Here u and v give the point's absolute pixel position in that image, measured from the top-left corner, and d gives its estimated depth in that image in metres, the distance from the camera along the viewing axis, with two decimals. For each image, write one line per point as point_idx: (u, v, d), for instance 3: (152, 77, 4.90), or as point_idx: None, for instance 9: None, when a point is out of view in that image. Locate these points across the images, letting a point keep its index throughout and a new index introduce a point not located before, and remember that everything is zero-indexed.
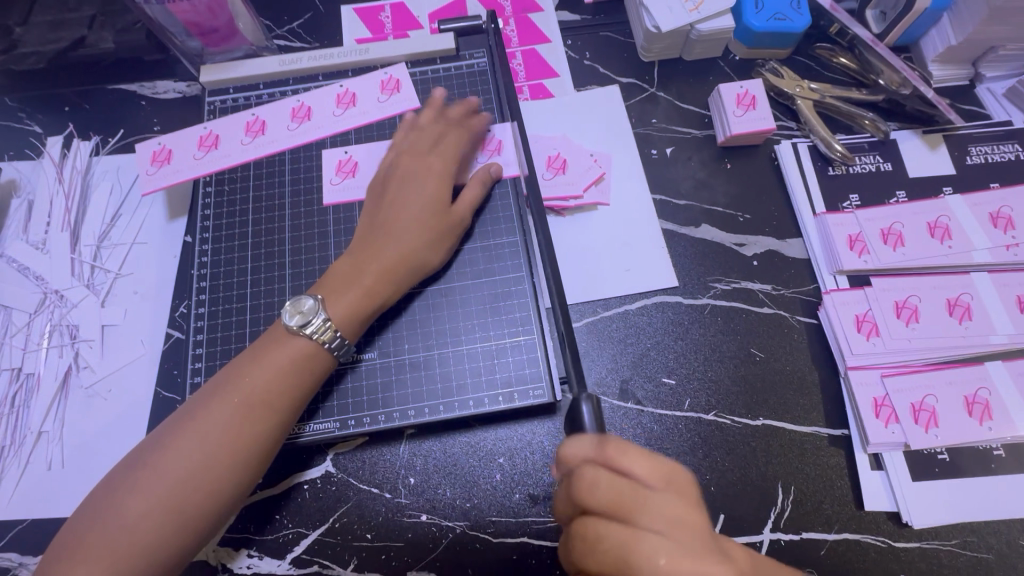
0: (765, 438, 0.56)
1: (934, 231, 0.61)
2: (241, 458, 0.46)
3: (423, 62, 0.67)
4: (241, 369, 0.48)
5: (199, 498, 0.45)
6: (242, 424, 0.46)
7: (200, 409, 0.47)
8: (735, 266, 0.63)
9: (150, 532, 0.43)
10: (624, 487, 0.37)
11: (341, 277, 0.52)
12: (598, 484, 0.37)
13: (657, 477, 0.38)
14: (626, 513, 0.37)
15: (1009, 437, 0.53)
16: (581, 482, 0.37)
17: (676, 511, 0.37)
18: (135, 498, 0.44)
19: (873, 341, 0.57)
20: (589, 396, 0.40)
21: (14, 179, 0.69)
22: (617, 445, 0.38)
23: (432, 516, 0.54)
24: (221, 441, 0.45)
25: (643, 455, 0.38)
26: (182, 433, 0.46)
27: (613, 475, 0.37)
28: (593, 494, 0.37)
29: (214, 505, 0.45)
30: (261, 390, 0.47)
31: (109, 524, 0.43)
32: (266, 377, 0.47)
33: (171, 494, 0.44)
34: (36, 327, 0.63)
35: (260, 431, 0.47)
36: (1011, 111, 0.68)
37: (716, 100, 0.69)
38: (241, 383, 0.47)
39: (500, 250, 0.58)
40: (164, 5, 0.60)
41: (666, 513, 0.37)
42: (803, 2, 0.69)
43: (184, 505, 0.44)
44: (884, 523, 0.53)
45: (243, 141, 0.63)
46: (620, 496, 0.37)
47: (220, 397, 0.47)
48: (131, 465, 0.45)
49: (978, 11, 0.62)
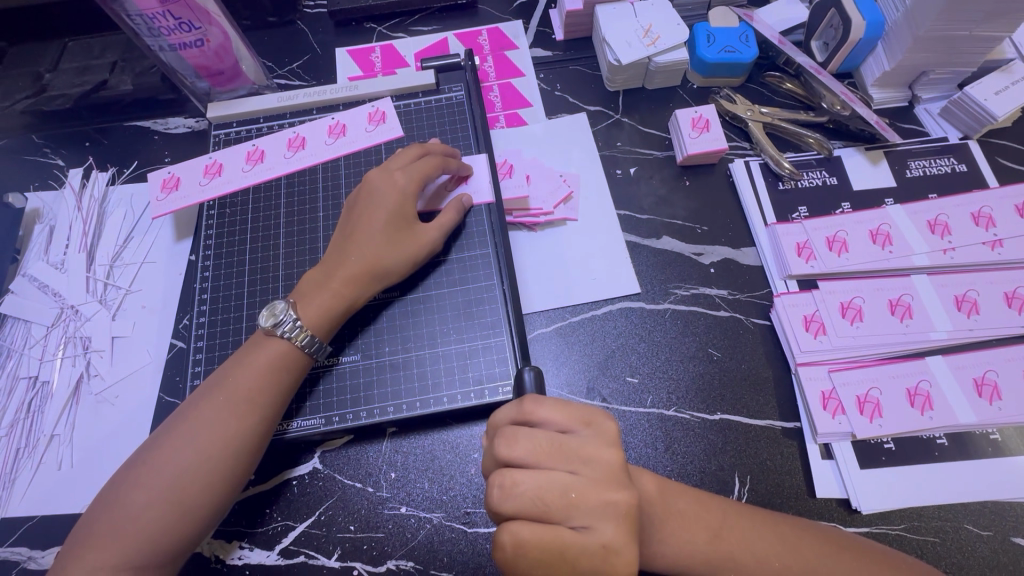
0: (723, 433, 0.60)
1: (875, 237, 0.66)
2: (233, 451, 0.51)
3: (406, 96, 0.75)
4: (228, 372, 0.53)
5: (194, 489, 0.49)
6: (232, 419, 0.51)
7: (193, 411, 0.52)
8: (694, 274, 0.68)
9: (153, 523, 0.48)
10: (542, 435, 0.41)
11: (313, 283, 0.58)
12: (517, 439, 0.42)
13: (573, 423, 0.42)
14: (543, 460, 0.41)
15: (949, 425, 0.57)
16: (503, 437, 0.42)
17: (588, 451, 0.41)
18: (139, 493, 0.48)
19: (820, 339, 0.61)
20: (533, 366, 0.50)
21: (37, 207, 0.76)
22: (535, 404, 0.43)
23: (411, 507, 0.58)
24: (212, 436, 0.50)
25: (557, 409, 0.43)
26: (178, 431, 0.51)
27: (530, 429, 0.42)
28: (514, 448, 0.41)
29: (210, 496, 0.50)
30: (246, 388, 0.52)
31: (116, 518, 0.48)
32: (251, 376, 0.53)
33: (171, 486, 0.49)
34: (53, 339, 0.68)
35: (249, 425, 0.51)
36: (947, 128, 0.74)
37: (674, 125, 0.75)
38: (229, 382, 0.53)
39: (474, 261, 0.64)
40: (177, 52, 0.68)
41: (579, 455, 0.41)
42: (749, 36, 0.76)
43: (183, 496, 0.49)
44: (836, 509, 0.56)
45: (243, 169, 0.70)
46: (538, 445, 0.41)
47: (211, 397, 0.52)
48: (135, 463, 0.50)
49: (905, 40, 0.69)
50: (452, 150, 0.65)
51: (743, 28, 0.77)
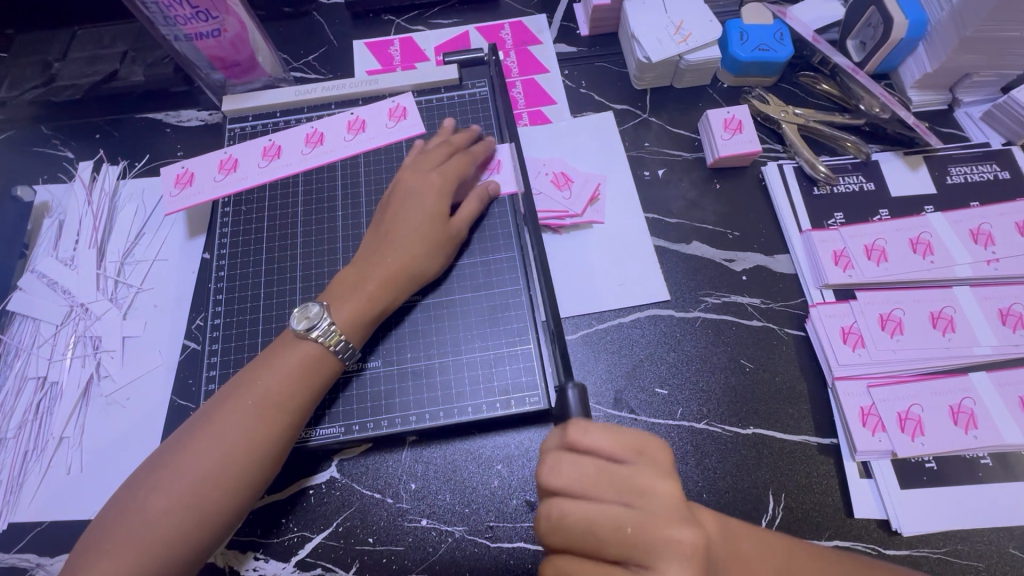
0: (756, 447, 0.57)
1: (915, 247, 0.63)
2: (257, 457, 0.48)
3: (428, 92, 0.72)
4: (254, 373, 0.51)
5: (215, 495, 0.47)
6: (257, 424, 0.49)
7: (217, 412, 0.49)
8: (725, 281, 0.66)
9: (171, 528, 0.46)
10: (588, 464, 0.40)
11: (346, 284, 0.55)
12: (563, 467, 0.40)
13: (625, 450, 0.40)
14: (589, 489, 0.40)
15: (995, 445, 0.55)
16: (549, 465, 0.41)
17: (642, 482, 0.39)
18: (157, 496, 0.46)
19: (858, 351, 0.59)
20: (575, 382, 0.43)
21: (46, 201, 0.74)
22: (582, 426, 0.41)
23: (432, 520, 0.56)
24: (237, 441, 0.48)
25: (607, 432, 0.41)
26: (202, 433, 0.49)
27: (578, 456, 0.40)
28: (559, 477, 0.40)
29: (230, 502, 0.48)
30: (275, 393, 0.50)
31: (133, 521, 0.46)
32: (278, 380, 0.50)
33: (190, 490, 0.46)
34: (62, 338, 0.66)
35: (274, 430, 0.49)
36: (989, 133, 0.71)
37: (705, 125, 0.72)
38: (256, 385, 0.50)
39: (499, 265, 0.62)
40: (192, 41, 0.65)
41: (631, 486, 0.39)
42: (785, 34, 0.73)
43: (202, 502, 0.47)
44: (875, 530, 0.54)
45: (259, 165, 0.68)
46: (585, 475, 0.40)
47: (236, 398, 0.50)
48: (155, 465, 0.48)
49: (950, 41, 0.66)
50: (478, 132, 0.65)
51: (779, 25, 0.74)
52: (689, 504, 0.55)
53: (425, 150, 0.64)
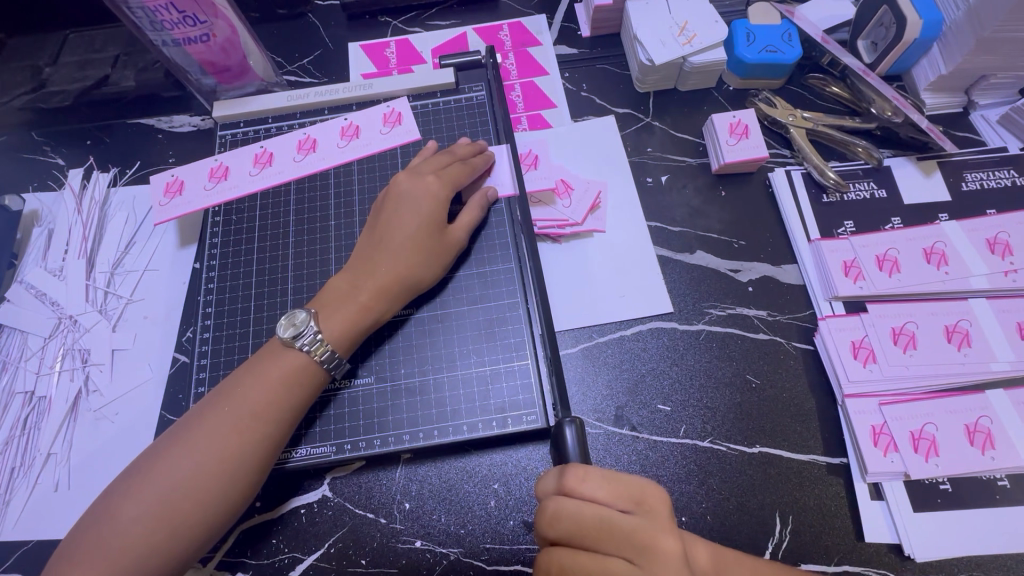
0: (762, 467, 0.55)
1: (929, 257, 0.61)
2: (233, 468, 0.47)
3: (424, 96, 0.70)
4: (237, 380, 0.50)
5: (188, 506, 0.45)
6: (235, 433, 0.47)
7: (196, 419, 0.48)
8: (730, 292, 0.63)
9: (140, 538, 0.44)
10: (589, 516, 0.39)
11: (338, 292, 0.54)
12: (560, 517, 0.40)
13: (624, 499, 0.40)
14: (590, 541, 0.39)
15: (1013, 467, 0.52)
16: (546, 515, 0.41)
17: (643, 537, 0.39)
18: (129, 504, 0.45)
19: (870, 367, 0.57)
20: (572, 419, 0.44)
21: (36, 210, 0.72)
22: (577, 474, 0.40)
23: (426, 542, 0.54)
24: (215, 451, 0.46)
25: (604, 480, 0.40)
26: (180, 441, 0.47)
27: (577, 505, 0.40)
28: (557, 526, 0.40)
29: (203, 514, 0.46)
30: (256, 401, 0.48)
31: (103, 529, 0.44)
32: (259, 388, 0.49)
33: (163, 499, 0.45)
34: (50, 351, 0.65)
35: (253, 441, 0.48)
36: (1006, 137, 0.69)
37: (710, 130, 0.70)
38: (237, 394, 0.49)
39: (496, 277, 0.60)
40: (181, 47, 0.63)
41: (634, 541, 0.39)
42: (793, 35, 0.71)
43: (175, 513, 0.45)
44: (886, 556, 0.52)
45: (250, 172, 0.66)
46: (586, 526, 0.39)
47: (216, 406, 0.48)
48: (132, 470, 0.47)
49: (967, 42, 0.63)
50: (481, 146, 0.62)
51: (786, 26, 0.71)
52: (692, 526, 0.53)
53: (427, 158, 0.61)
